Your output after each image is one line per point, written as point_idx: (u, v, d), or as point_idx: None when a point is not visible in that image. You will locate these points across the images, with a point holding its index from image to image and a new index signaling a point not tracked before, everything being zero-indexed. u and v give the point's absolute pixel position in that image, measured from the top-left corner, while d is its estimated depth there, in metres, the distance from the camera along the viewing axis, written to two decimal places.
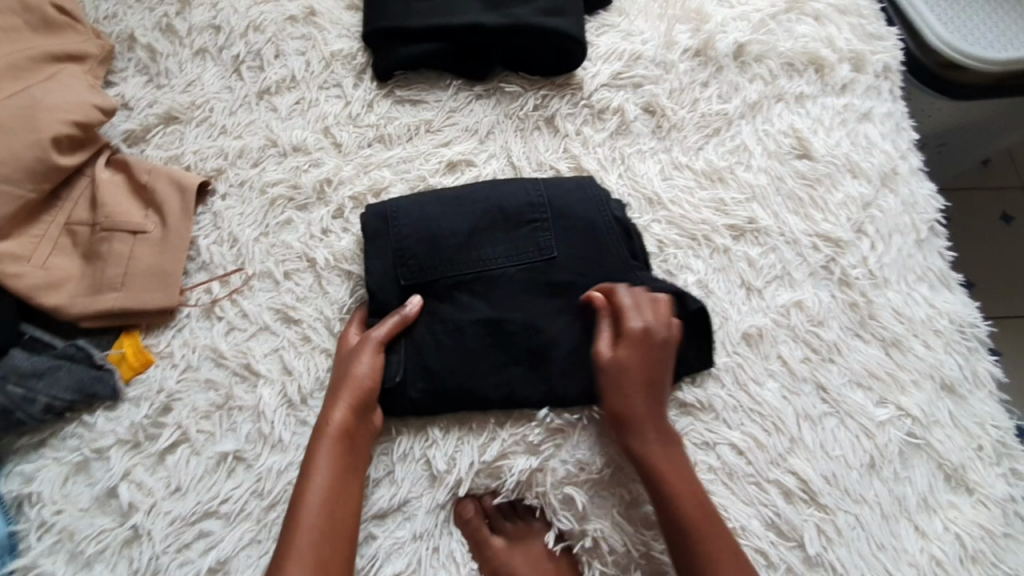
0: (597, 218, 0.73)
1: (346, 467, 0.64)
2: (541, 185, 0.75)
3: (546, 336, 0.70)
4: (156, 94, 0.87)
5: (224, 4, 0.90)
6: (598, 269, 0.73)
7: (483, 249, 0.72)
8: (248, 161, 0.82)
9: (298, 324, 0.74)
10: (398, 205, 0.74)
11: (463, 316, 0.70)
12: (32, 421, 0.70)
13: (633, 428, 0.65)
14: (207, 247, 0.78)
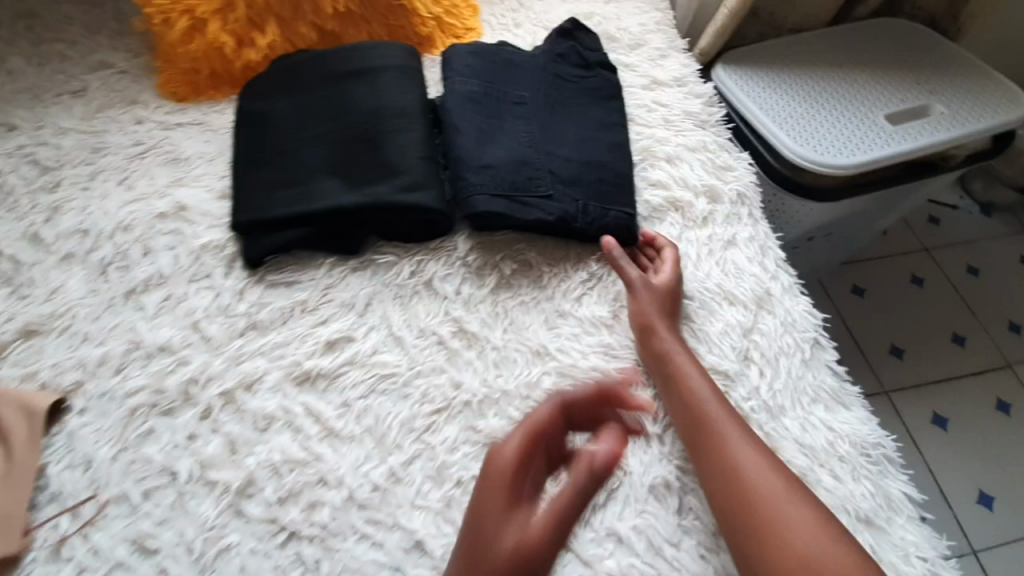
0: (510, 67, 0.91)
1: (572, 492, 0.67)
2: (468, 80, 0.87)
3: (556, 54, 0.95)
4: (12, 309, 0.83)
5: (95, 208, 0.90)
6: (526, 60, 0.93)
7: (523, 132, 0.86)
8: (110, 369, 0.77)
9: (156, 554, 0.66)
10: (474, 181, 0.80)
11: (557, 116, 0.89)
12: None
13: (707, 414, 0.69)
14: (58, 474, 0.71)
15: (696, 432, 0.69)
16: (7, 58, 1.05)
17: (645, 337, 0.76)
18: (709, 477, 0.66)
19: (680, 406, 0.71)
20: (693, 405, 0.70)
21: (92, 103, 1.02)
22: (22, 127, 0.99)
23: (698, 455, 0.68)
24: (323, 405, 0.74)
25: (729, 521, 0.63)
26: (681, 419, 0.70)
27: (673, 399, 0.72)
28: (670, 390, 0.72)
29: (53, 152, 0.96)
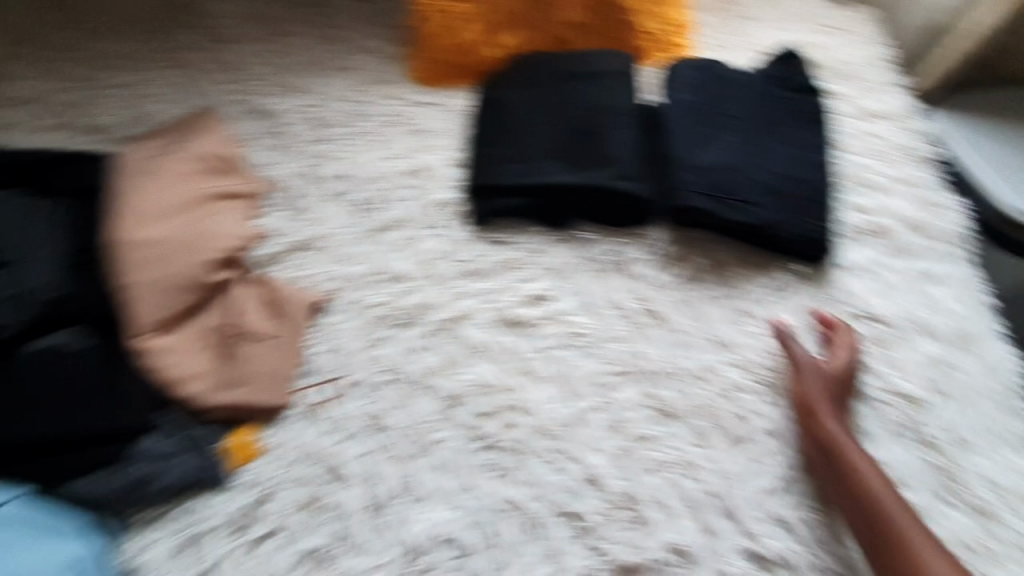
0: (726, 81, 0.98)
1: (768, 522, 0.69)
2: (687, 92, 0.96)
3: (770, 76, 1.01)
4: (287, 227, 1.03)
5: (354, 158, 1.10)
6: (742, 78, 1.00)
7: (734, 142, 0.92)
8: (358, 285, 0.95)
9: (385, 432, 0.81)
10: (684, 180, 0.89)
11: (768, 132, 0.94)
12: (156, 497, 0.78)
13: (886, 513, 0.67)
14: (315, 356, 0.89)
15: (860, 508, 0.69)
16: (301, 34, 1.31)
17: (808, 413, 0.75)
18: (877, 558, 0.66)
19: (839, 480, 0.71)
20: (857, 482, 0.70)
21: (357, 76, 1.23)
22: (304, 90, 1.23)
23: (869, 544, 0.67)
24: (524, 347, 0.86)
25: None
26: (842, 494, 0.70)
27: (833, 473, 0.71)
28: (831, 465, 0.72)
29: (326, 113, 1.19)
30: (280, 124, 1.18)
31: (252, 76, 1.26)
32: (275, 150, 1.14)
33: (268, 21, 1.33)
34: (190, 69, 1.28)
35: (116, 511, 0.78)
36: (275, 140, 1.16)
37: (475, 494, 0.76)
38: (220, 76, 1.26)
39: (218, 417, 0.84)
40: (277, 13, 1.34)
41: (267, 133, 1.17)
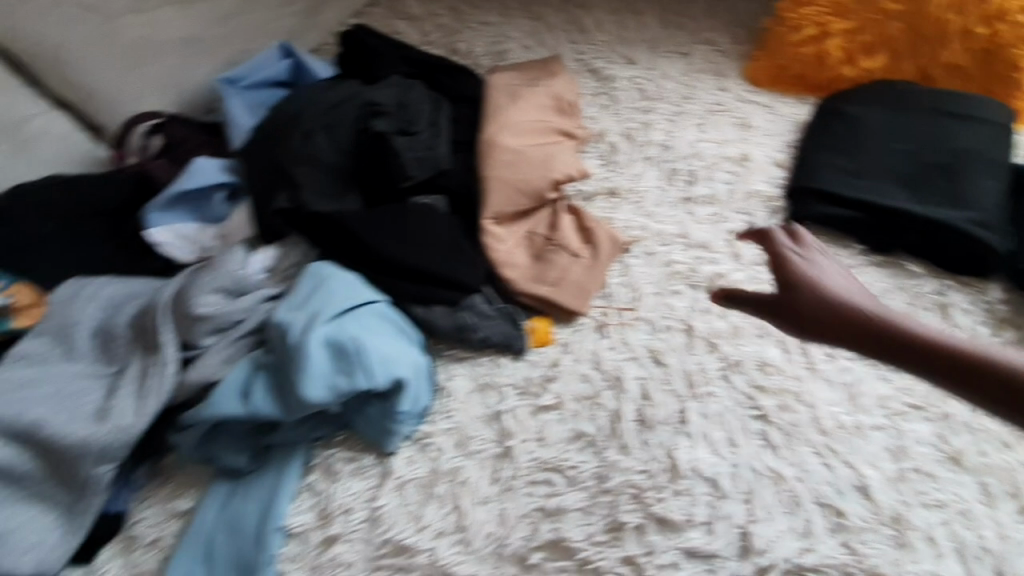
0: None
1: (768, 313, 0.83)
2: None
3: None
4: (605, 174, 1.15)
5: (676, 132, 1.20)
6: None
7: None
8: (661, 241, 1.05)
9: (665, 367, 0.91)
10: None
11: None
12: (473, 344, 0.95)
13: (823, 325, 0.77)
14: (614, 285, 1.01)
15: (894, 341, 0.72)
16: (646, 16, 1.43)
17: (795, 310, 0.80)
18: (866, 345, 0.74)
19: (896, 350, 0.72)
20: (845, 315, 0.76)
21: (692, 63, 1.33)
22: (639, 63, 1.34)
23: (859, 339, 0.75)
24: (814, 347, 0.91)
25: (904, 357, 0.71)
26: (905, 356, 0.71)
27: (894, 351, 0.72)
28: (823, 322, 0.77)
29: (656, 88, 1.29)
30: (611, 88, 1.31)
31: (594, 40, 1.40)
32: (601, 109, 1.28)
33: None
34: (544, 19, 1.46)
35: (439, 341, 0.97)
36: (607, 99, 1.29)
37: (739, 450, 0.82)
38: (568, 30, 1.42)
39: (523, 304, 1.00)
40: None
41: (597, 93, 1.31)
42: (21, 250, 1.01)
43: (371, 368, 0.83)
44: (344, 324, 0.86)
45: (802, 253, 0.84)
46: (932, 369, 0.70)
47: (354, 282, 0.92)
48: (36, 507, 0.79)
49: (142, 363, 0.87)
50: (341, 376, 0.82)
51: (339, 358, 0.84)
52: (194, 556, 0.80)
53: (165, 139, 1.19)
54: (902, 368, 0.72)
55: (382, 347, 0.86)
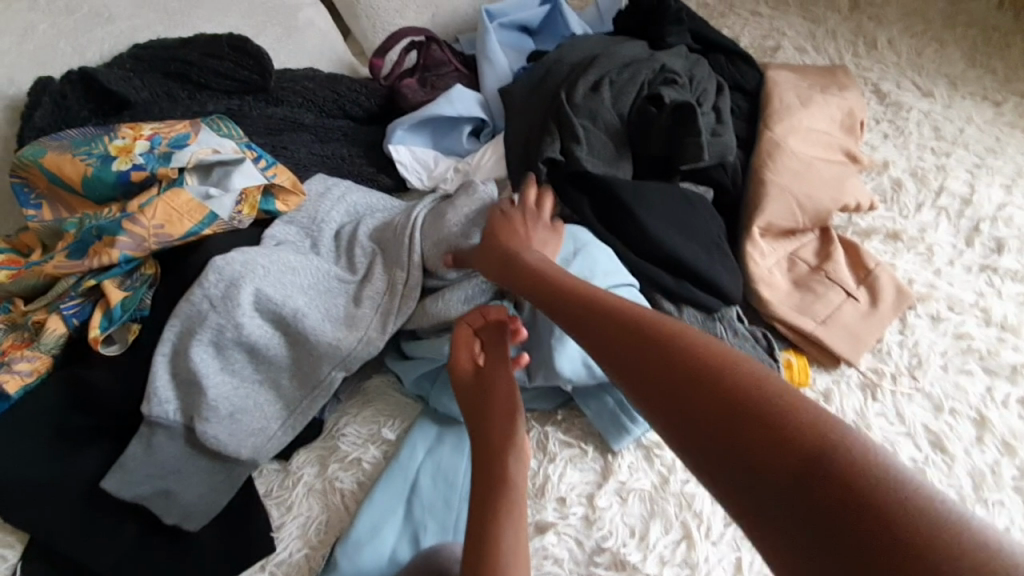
0: None
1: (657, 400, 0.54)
2: None
3: None
4: (887, 212, 1.00)
5: (979, 186, 1.03)
6: None
7: None
8: (953, 308, 0.90)
9: (947, 456, 0.77)
10: None
11: None
12: None
13: (617, 339, 0.60)
14: (890, 342, 0.87)
15: (681, 382, 0.53)
16: (950, 48, 1.24)
17: (514, 266, 0.75)
18: (686, 399, 0.52)
19: (669, 388, 0.54)
20: (617, 329, 0.61)
21: (1003, 115, 1.14)
22: (936, 99, 1.16)
23: (666, 372, 0.55)
24: None
25: (732, 414, 0.49)
26: (640, 370, 0.57)
27: (663, 395, 0.54)
28: (602, 343, 0.61)
29: (954, 131, 1.11)
30: (899, 117, 1.13)
31: (883, 59, 1.23)
32: (884, 137, 1.11)
33: (921, 19, 1.29)
34: (824, 23, 1.29)
35: None
36: (891, 129, 1.12)
37: None
38: (853, 42, 1.25)
39: (778, 332, 0.89)
40: (935, 16, 1.29)
41: (881, 119, 1.14)
42: (277, 133, 1.04)
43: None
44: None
45: (530, 216, 0.83)
46: (794, 437, 0.46)
47: (612, 258, 0.85)
48: (266, 394, 0.77)
49: (388, 279, 0.83)
50: None
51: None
52: (397, 493, 0.76)
53: (420, 59, 1.17)
54: (596, 348, 0.62)
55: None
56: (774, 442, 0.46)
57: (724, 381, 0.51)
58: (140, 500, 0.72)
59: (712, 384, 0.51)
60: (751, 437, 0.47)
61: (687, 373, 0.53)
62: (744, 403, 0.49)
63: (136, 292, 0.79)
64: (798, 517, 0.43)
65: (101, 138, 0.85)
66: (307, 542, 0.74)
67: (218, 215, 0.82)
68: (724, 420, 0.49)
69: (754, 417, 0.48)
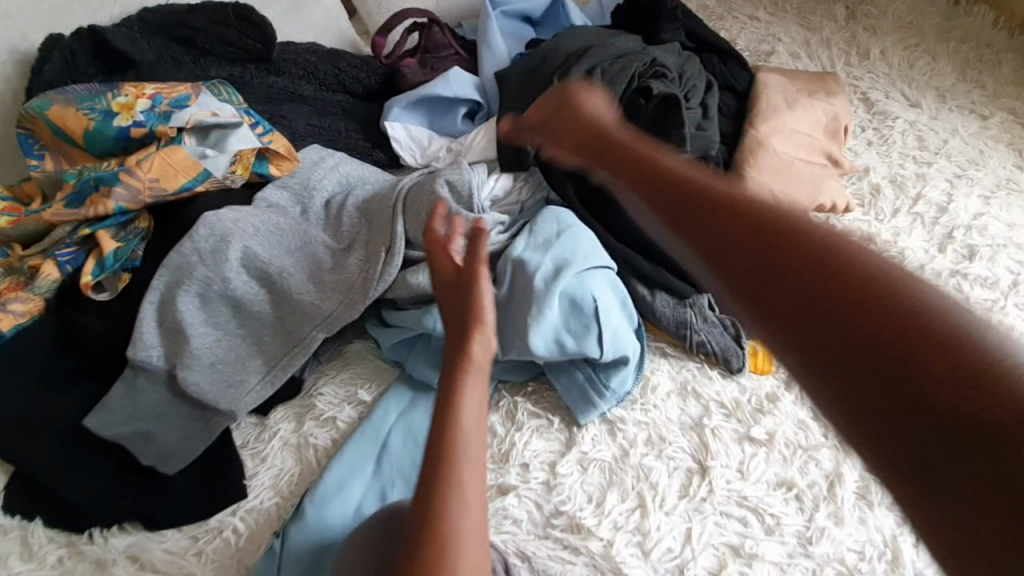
0: None
1: (709, 239, 0.52)
2: None
3: None
4: (863, 216, 1.03)
5: (957, 196, 1.05)
6: None
7: None
8: None
9: None
10: None
11: None
12: (687, 344, 0.87)
13: (672, 193, 0.58)
14: None
15: (785, 255, 0.47)
16: (943, 62, 1.26)
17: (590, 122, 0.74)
18: (743, 237, 0.51)
19: (728, 229, 0.52)
20: (675, 182, 0.60)
21: (987, 129, 1.16)
22: (923, 110, 1.19)
23: (721, 215, 0.54)
24: None
25: (783, 257, 0.47)
26: (695, 214, 0.55)
27: (745, 262, 0.49)
28: (674, 209, 0.57)
29: (937, 142, 1.13)
30: (885, 125, 1.16)
31: (875, 68, 1.25)
32: (867, 144, 1.14)
33: (916, 31, 1.31)
34: (820, 31, 1.32)
35: (651, 328, 0.90)
36: (875, 136, 1.15)
37: None
38: (847, 51, 1.28)
39: None
40: (930, 29, 1.31)
41: (867, 126, 1.17)
42: (277, 103, 1.07)
43: (600, 341, 0.81)
44: (586, 284, 0.83)
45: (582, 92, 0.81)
46: (856, 273, 0.44)
47: (592, 239, 0.87)
48: (247, 348, 0.80)
49: (369, 250, 0.86)
50: (569, 336, 0.81)
51: (570, 317, 0.82)
52: (368, 451, 0.79)
53: (421, 41, 1.20)
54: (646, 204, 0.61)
55: (614, 321, 0.83)
56: (832, 277, 0.45)
57: (782, 225, 0.50)
58: (120, 440, 0.75)
59: (773, 226, 0.50)
60: (808, 272, 0.46)
61: (743, 216, 0.52)
62: (801, 248, 0.47)
63: (129, 243, 0.82)
64: (850, 348, 0.42)
65: (105, 94, 0.88)
66: (277, 492, 0.77)
67: (212, 172, 0.85)
68: (778, 256, 0.48)
69: (812, 254, 0.46)
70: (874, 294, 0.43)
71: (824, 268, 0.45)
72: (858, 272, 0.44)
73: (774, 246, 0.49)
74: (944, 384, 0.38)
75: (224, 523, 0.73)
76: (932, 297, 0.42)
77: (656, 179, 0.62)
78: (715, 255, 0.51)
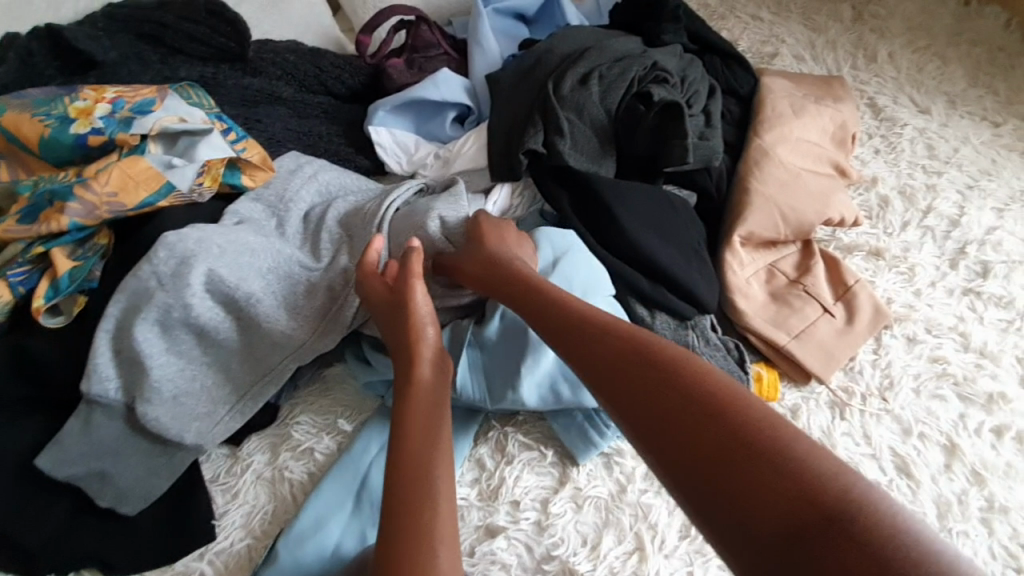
0: None
1: (615, 393, 0.59)
2: None
3: None
4: (871, 230, 0.98)
5: (968, 209, 1.01)
6: None
7: None
8: (931, 330, 0.87)
9: (913, 481, 0.75)
10: None
11: None
12: None
13: (583, 333, 0.65)
14: (864, 361, 0.84)
15: (695, 434, 0.52)
16: (953, 66, 1.21)
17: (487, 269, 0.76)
18: (643, 393, 0.57)
19: (626, 387, 0.58)
20: (578, 329, 0.66)
21: (999, 137, 1.12)
22: (933, 117, 1.14)
23: (621, 368, 0.60)
24: None
25: (679, 413, 0.54)
26: (602, 364, 0.61)
27: (649, 420, 0.55)
28: (583, 356, 0.63)
29: (948, 151, 1.09)
30: (893, 133, 1.11)
31: (882, 72, 1.20)
32: (875, 152, 1.09)
33: (925, 34, 1.26)
34: (825, 32, 1.27)
35: None
36: (883, 144, 1.10)
37: None
38: (853, 54, 1.23)
39: (750, 342, 0.87)
40: (939, 31, 1.26)
41: (875, 134, 1.12)
42: (254, 106, 1.00)
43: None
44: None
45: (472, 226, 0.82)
46: (735, 428, 0.51)
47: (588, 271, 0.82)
48: (213, 379, 0.74)
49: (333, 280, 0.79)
50: (564, 383, 0.76)
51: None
52: (348, 486, 0.74)
53: (408, 40, 1.13)
54: (560, 345, 0.66)
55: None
56: (718, 435, 0.51)
57: (675, 378, 0.56)
58: (75, 481, 0.69)
59: (664, 380, 0.56)
60: (698, 433, 0.52)
61: (644, 365, 0.58)
62: (691, 404, 0.54)
63: (86, 261, 0.76)
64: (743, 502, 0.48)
65: (62, 98, 0.81)
66: (250, 532, 0.71)
67: (176, 186, 0.79)
68: (674, 414, 0.54)
69: (699, 412, 0.53)
70: (753, 449, 0.49)
71: (711, 427, 0.52)
72: (739, 426, 0.51)
73: (668, 403, 0.55)
74: (818, 540, 0.44)
75: (190, 568, 0.68)
76: (797, 444, 0.49)
77: (572, 315, 0.67)
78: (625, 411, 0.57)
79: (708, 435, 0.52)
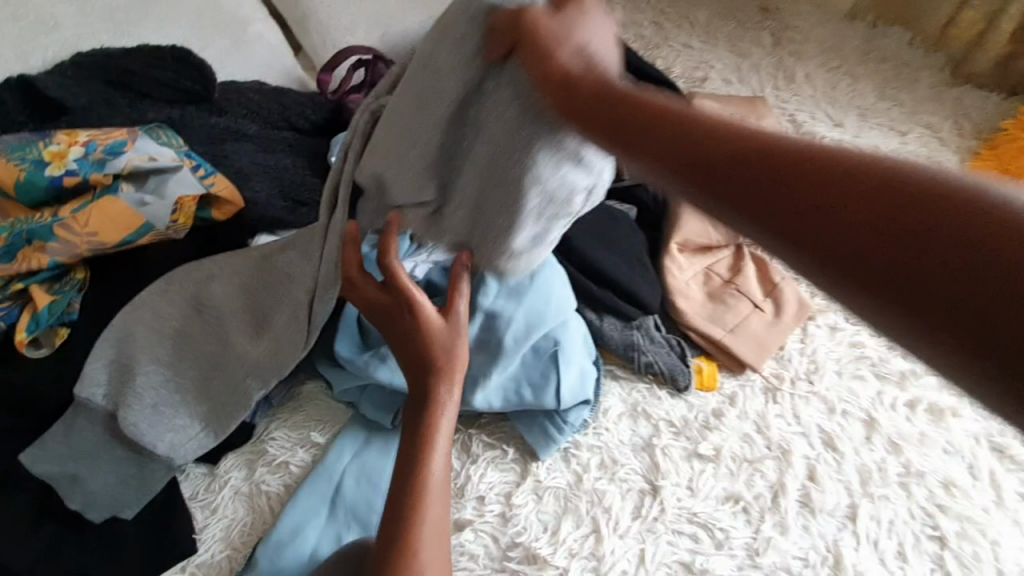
0: None
1: (703, 183, 0.44)
2: None
3: None
4: None
5: None
6: None
7: None
8: (851, 318, 0.97)
9: (838, 453, 0.84)
10: None
11: None
12: (636, 366, 0.90)
13: (648, 125, 0.48)
14: (793, 349, 0.93)
15: (821, 186, 0.38)
16: (863, 82, 1.35)
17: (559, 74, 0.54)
18: (749, 173, 0.41)
19: (723, 168, 0.43)
20: (646, 118, 0.49)
21: (905, 145, 1.25)
22: (846, 129, 1.27)
23: (704, 155, 0.44)
24: (1001, 481, 0.83)
25: (798, 180, 0.39)
26: (679, 151, 0.45)
27: (756, 199, 0.41)
28: (652, 150, 0.47)
29: None
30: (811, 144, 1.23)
31: (801, 91, 1.33)
32: None
33: (838, 53, 1.39)
34: (749, 57, 1.40)
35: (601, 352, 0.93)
36: None
37: (907, 567, 0.76)
38: (774, 75, 1.36)
39: (692, 339, 0.95)
40: (850, 50, 1.40)
41: None
42: (221, 142, 1.07)
43: (557, 385, 0.83)
44: (540, 321, 0.84)
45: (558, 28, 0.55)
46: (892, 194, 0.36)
47: (560, 285, 0.86)
48: (193, 393, 0.80)
49: (294, 301, 0.78)
50: (528, 388, 0.83)
51: (531, 367, 0.85)
52: (322, 495, 0.79)
53: (367, 77, 1.22)
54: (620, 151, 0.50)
55: (568, 356, 0.85)
56: (858, 203, 0.36)
57: (793, 150, 0.41)
58: (48, 478, 0.74)
59: (778, 147, 0.41)
60: (833, 199, 0.37)
61: (743, 141, 0.43)
62: (812, 172, 0.39)
63: (64, 296, 0.80)
64: (908, 271, 0.34)
65: (37, 143, 0.86)
66: (228, 544, 0.75)
67: (153, 225, 0.84)
68: (799, 179, 0.39)
69: (832, 174, 0.38)
70: (918, 205, 0.34)
71: (850, 190, 0.37)
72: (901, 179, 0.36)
73: (779, 173, 0.40)
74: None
75: None
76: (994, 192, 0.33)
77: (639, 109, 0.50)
78: (730, 200, 0.42)
79: (853, 197, 0.37)
